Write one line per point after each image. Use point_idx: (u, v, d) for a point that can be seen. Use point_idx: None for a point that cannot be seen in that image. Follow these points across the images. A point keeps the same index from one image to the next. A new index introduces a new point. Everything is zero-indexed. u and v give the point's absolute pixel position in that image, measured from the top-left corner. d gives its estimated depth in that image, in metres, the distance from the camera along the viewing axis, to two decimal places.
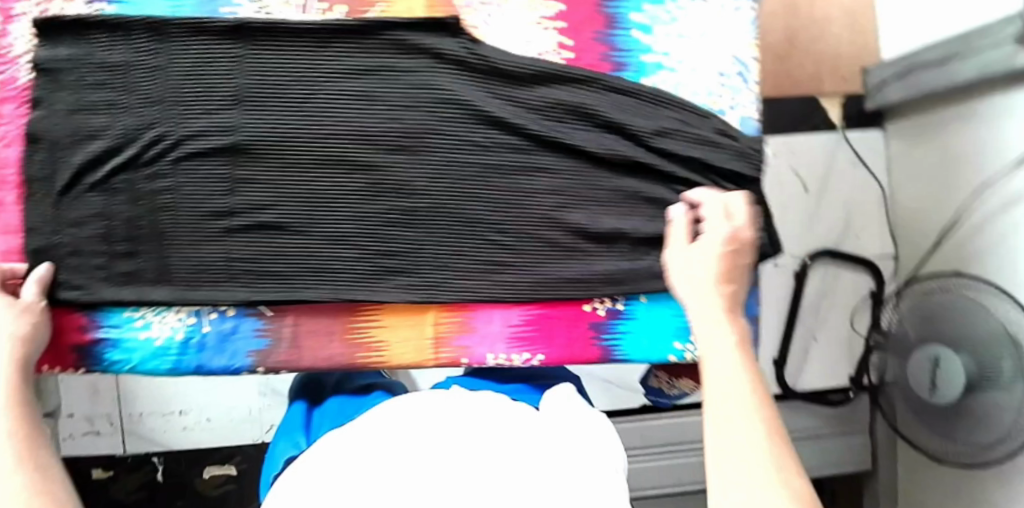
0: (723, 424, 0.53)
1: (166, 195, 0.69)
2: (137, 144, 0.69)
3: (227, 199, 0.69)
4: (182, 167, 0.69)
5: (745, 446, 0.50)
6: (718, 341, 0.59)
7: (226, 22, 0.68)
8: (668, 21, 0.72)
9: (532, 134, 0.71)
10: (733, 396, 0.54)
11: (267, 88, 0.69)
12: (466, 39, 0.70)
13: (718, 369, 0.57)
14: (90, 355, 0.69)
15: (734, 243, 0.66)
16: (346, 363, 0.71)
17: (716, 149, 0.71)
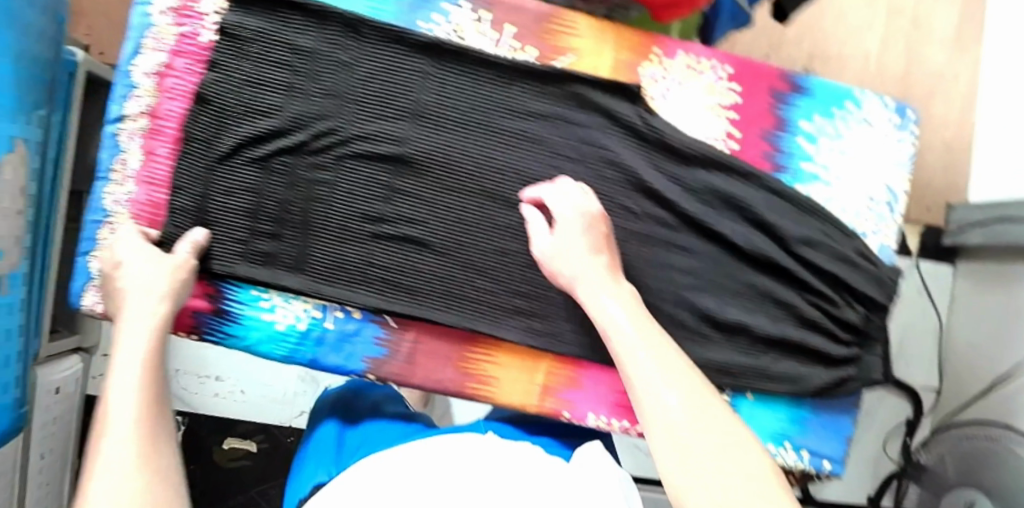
0: (672, 440, 0.55)
1: (324, 188, 0.70)
2: (307, 132, 0.69)
3: (382, 206, 0.70)
4: (345, 165, 0.70)
5: (710, 455, 0.53)
6: (631, 347, 0.61)
7: (424, 38, 0.69)
8: (835, 137, 0.74)
9: (684, 214, 0.71)
10: (673, 402, 0.57)
11: (445, 110, 0.70)
12: (643, 108, 0.70)
13: (648, 378, 0.59)
14: (209, 324, 0.70)
15: (595, 221, 0.67)
16: (454, 390, 0.72)
17: (854, 270, 0.73)
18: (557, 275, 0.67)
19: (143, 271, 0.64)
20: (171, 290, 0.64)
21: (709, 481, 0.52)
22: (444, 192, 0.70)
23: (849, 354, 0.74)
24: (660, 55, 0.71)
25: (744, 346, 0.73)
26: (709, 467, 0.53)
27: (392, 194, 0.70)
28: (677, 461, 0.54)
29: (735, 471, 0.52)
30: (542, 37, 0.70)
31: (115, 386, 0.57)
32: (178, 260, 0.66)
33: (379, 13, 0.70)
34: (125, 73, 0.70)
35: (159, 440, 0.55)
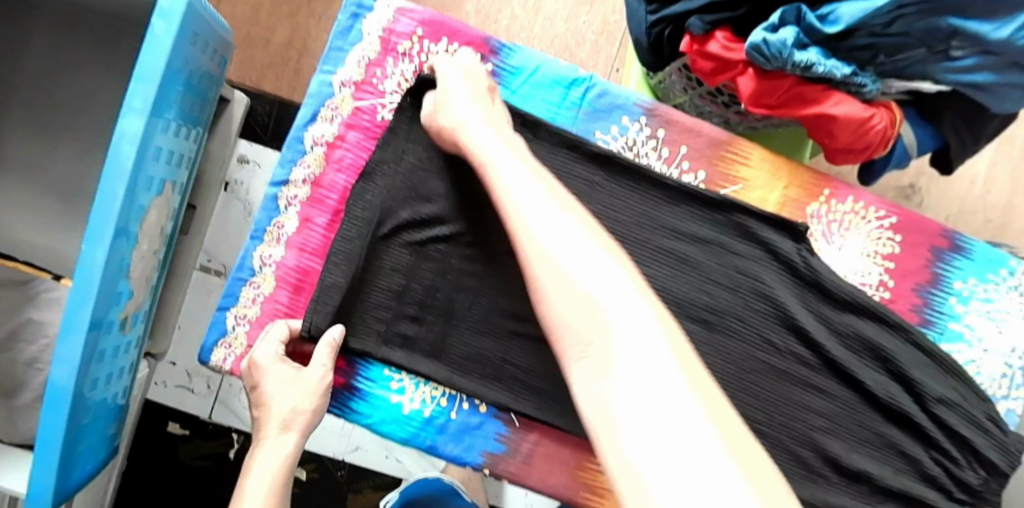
0: (582, 307, 0.49)
1: (472, 280, 0.69)
2: (465, 223, 0.69)
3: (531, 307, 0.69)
4: (496, 261, 0.69)
5: (589, 321, 0.48)
6: (521, 186, 0.57)
7: (599, 149, 0.69)
8: (984, 299, 0.74)
9: (827, 357, 0.71)
10: (596, 289, 0.49)
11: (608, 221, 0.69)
12: (804, 247, 0.70)
13: (562, 262, 0.51)
14: (336, 397, 0.70)
15: (478, 81, 0.66)
16: (567, 497, 0.72)
17: (983, 434, 0.72)
18: (443, 127, 0.64)
19: (284, 386, 0.65)
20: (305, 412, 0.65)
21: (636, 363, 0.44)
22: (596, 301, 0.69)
23: None
24: (829, 196, 0.72)
25: (862, 494, 0.72)
26: (591, 333, 0.47)
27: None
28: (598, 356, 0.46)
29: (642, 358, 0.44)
30: (713, 162, 0.72)
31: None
32: (316, 373, 0.65)
33: (557, 117, 0.72)
34: (296, 138, 0.70)
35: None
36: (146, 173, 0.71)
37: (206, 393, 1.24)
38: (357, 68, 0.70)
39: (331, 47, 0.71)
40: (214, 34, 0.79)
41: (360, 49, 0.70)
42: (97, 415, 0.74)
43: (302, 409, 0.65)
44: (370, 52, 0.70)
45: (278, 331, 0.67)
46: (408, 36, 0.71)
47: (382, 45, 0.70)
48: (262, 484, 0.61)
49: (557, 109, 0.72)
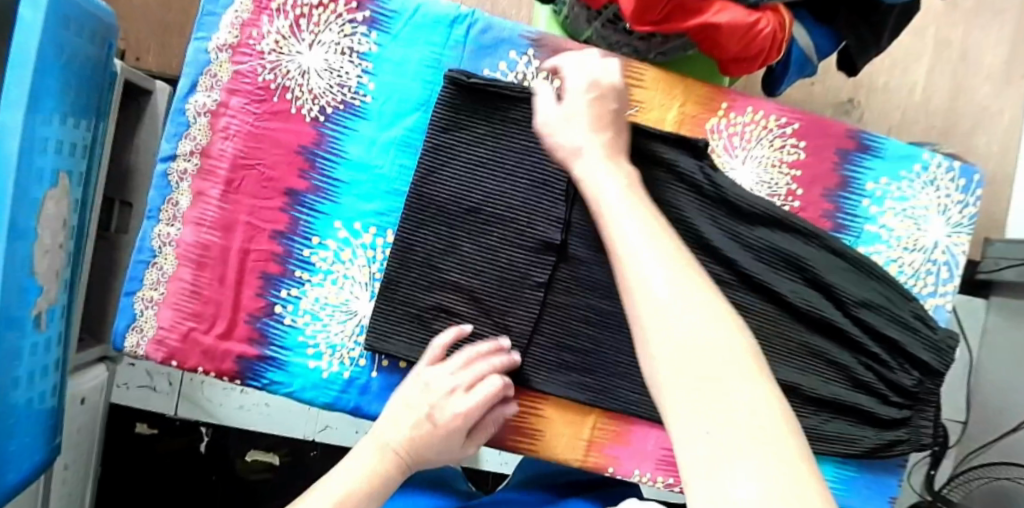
0: (670, 343, 0.40)
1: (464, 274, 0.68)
2: (456, 219, 0.68)
3: (498, 274, 0.68)
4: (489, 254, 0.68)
5: (695, 351, 0.39)
6: (634, 224, 0.49)
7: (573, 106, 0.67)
8: (898, 197, 0.73)
9: (742, 272, 0.69)
10: (689, 313, 0.41)
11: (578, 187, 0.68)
12: (707, 164, 0.70)
13: (643, 270, 0.45)
14: (249, 368, 0.69)
15: (603, 94, 0.61)
16: (497, 442, 0.71)
17: (912, 333, 0.70)
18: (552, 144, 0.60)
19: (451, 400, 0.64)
20: (426, 442, 0.63)
21: (730, 406, 0.36)
22: (524, 237, 0.68)
23: (900, 416, 0.71)
24: (727, 110, 0.71)
25: (795, 407, 0.70)
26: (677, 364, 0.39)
27: (491, 253, 0.68)
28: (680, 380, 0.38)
29: (740, 399, 0.36)
30: None
31: (306, 499, 0.57)
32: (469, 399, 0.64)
33: (443, 58, 0.70)
34: (178, 111, 0.69)
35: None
36: (38, 165, 0.69)
37: (169, 391, 1.25)
38: (230, 31, 0.68)
39: (203, 13, 0.69)
40: (91, 16, 0.75)
41: (232, 11, 0.68)
42: (26, 413, 0.73)
43: (429, 447, 0.63)
44: (243, 13, 0.68)
45: (493, 382, 0.65)
46: None
47: (254, 4, 0.68)
48: (348, 481, 0.59)
49: (440, 51, 0.70)
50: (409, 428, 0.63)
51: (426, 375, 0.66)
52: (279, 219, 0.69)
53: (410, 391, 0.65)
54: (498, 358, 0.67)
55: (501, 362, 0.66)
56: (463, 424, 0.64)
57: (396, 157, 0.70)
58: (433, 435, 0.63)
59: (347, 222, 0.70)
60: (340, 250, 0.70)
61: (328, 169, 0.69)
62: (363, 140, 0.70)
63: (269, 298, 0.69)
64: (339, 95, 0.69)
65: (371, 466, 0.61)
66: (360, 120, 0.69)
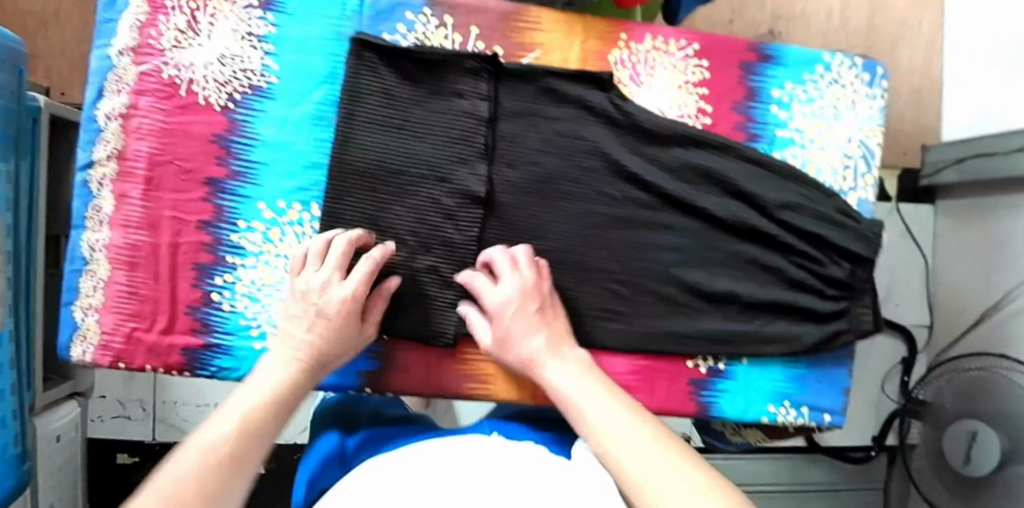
0: (629, 445, 0.55)
1: (400, 234, 0.69)
2: (383, 184, 0.68)
3: (428, 234, 0.69)
4: (421, 213, 0.69)
5: (640, 452, 0.54)
6: (572, 377, 0.62)
7: (480, 55, 0.69)
8: (805, 100, 0.75)
9: (663, 194, 0.72)
10: (613, 413, 0.58)
11: (501, 137, 0.70)
12: (615, 95, 0.71)
13: (597, 416, 0.58)
14: (197, 359, 0.70)
15: (530, 313, 0.65)
16: (453, 391, 0.72)
17: (837, 228, 0.72)
18: (500, 352, 0.66)
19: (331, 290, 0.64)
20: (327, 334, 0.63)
21: (659, 464, 0.53)
22: (454, 195, 0.69)
23: (837, 308, 0.73)
24: (628, 40, 0.73)
25: (733, 314, 0.74)
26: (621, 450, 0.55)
27: (419, 215, 0.69)
28: (628, 460, 0.54)
29: (659, 471, 0.52)
30: (508, 35, 0.71)
31: (217, 417, 0.54)
32: (353, 286, 0.64)
33: (342, 29, 0.70)
34: (89, 118, 0.69)
35: (229, 484, 0.50)
36: None
37: (144, 417, 1.26)
38: (130, 34, 0.69)
39: (100, 20, 0.69)
40: None
41: (129, 14, 0.69)
42: None
43: (331, 342, 0.63)
44: (139, 15, 0.69)
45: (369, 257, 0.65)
46: None
47: (149, 3, 0.69)
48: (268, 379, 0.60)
49: (338, 22, 0.70)
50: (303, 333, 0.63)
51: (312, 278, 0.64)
52: (204, 210, 0.70)
53: (291, 304, 0.65)
54: (376, 254, 0.65)
55: (377, 256, 0.65)
56: (353, 306, 0.64)
57: (309, 133, 0.70)
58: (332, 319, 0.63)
59: (270, 203, 0.70)
60: (268, 230, 0.70)
61: (244, 153, 0.70)
62: (274, 120, 0.70)
63: (205, 287, 0.70)
64: (244, 80, 0.69)
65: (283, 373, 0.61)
66: (269, 101, 0.70)
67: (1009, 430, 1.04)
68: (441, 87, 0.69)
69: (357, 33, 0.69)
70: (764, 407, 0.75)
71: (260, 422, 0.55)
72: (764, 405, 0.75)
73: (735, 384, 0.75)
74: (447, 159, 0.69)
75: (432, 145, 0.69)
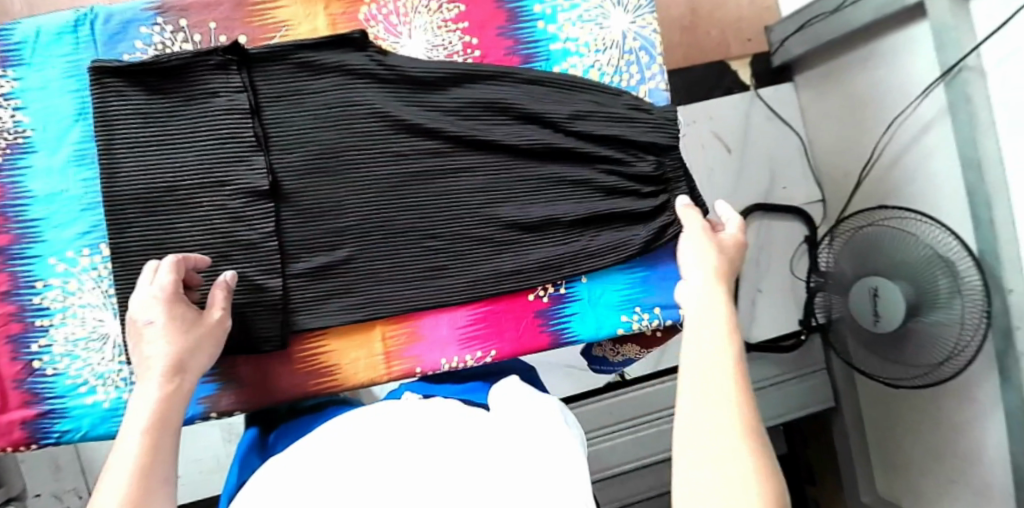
0: (694, 391, 0.52)
1: (193, 249, 0.67)
2: (162, 203, 0.66)
3: (223, 241, 0.67)
4: (208, 222, 0.67)
5: (710, 403, 0.51)
6: (706, 306, 0.59)
7: (222, 48, 0.67)
8: (569, 8, 0.74)
9: (452, 137, 0.71)
10: (716, 373, 0.53)
11: (270, 124, 0.68)
12: (373, 52, 0.69)
13: (698, 345, 0.56)
14: (38, 429, 0.68)
15: (725, 266, 0.64)
16: (298, 394, 0.70)
17: (632, 124, 0.73)
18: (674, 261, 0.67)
19: (144, 294, 0.58)
20: (191, 349, 0.57)
21: (715, 455, 0.48)
22: (237, 195, 0.67)
23: (656, 204, 0.74)
24: None
25: (560, 237, 0.73)
26: (685, 414, 0.51)
27: (206, 223, 0.67)
28: (685, 431, 0.50)
29: (711, 429, 0.49)
30: (247, 21, 0.69)
31: (113, 460, 0.49)
32: (165, 279, 0.59)
33: (81, 62, 0.68)
34: None
35: (152, 504, 0.48)
36: None
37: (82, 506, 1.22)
38: None
39: None
40: None
41: None
42: None
43: (190, 334, 0.58)
44: None
45: (168, 261, 0.60)
46: None
47: None
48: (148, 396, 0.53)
49: (75, 57, 0.68)
50: (160, 345, 0.56)
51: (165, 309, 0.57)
52: (0, 281, 0.68)
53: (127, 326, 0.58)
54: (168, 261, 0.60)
55: (170, 261, 0.60)
56: (178, 296, 0.59)
57: (78, 174, 0.68)
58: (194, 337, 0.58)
59: (60, 255, 0.68)
60: (66, 283, 0.68)
61: (21, 214, 0.68)
62: (41, 172, 0.68)
63: (24, 357, 0.68)
64: (0, 141, 0.67)
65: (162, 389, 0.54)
66: (30, 154, 0.68)
67: (909, 277, 1.03)
68: (194, 92, 0.67)
69: (95, 60, 0.67)
70: (616, 319, 0.74)
71: (155, 442, 0.51)
72: (617, 317, 0.75)
73: (580, 305, 0.75)
74: (222, 160, 0.67)
75: (205, 152, 0.67)
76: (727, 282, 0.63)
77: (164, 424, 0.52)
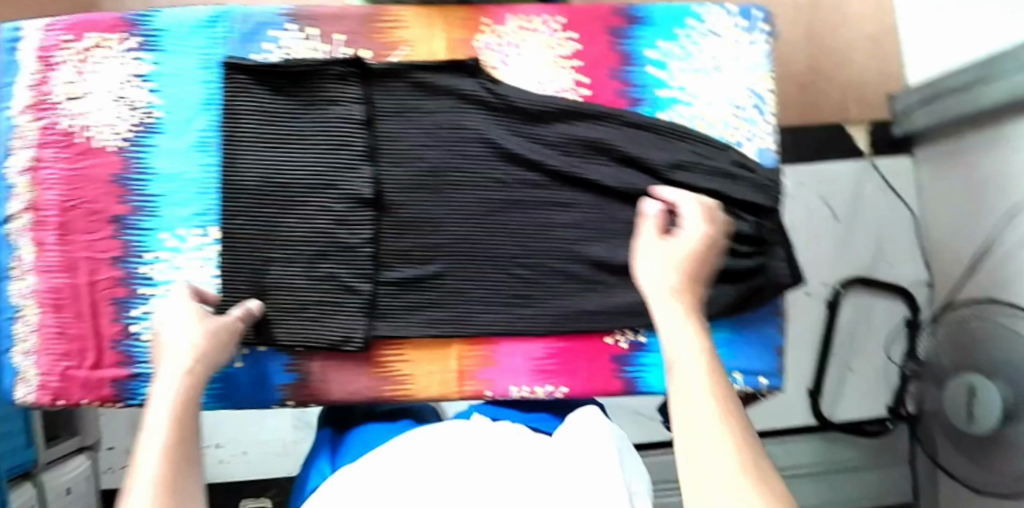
0: (678, 401, 0.50)
1: (301, 244, 0.72)
2: (276, 199, 0.72)
3: (326, 242, 0.72)
4: (314, 222, 0.72)
5: (690, 402, 0.50)
6: (670, 316, 0.58)
7: (347, 60, 0.71)
8: (683, 56, 0.73)
9: (552, 171, 0.72)
10: (697, 392, 0.50)
11: (382, 138, 0.72)
12: (485, 80, 0.72)
13: (675, 355, 0.54)
14: (125, 389, 0.73)
15: (697, 253, 0.63)
16: (372, 396, 0.73)
17: (734, 181, 0.71)
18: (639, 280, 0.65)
19: (171, 312, 0.64)
20: (203, 347, 0.60)
21: (714, 478, 0.44)
22: (346, 199, 0.72)
23: (752, 264, 0.72)
24: (491, 24, 0.73)
25: None
26: (681, 442, 0.48)
27: (314, 223, 0.72)
28: (686, 461, 0.46)
29: (705, 430, 0.47)
30: (371, 37, 0.72)
31: (139, 463, 0.50)
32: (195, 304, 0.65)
33: (215, 55, 0.73)
34: (2, 177, 0.75)
35: (182, 487, 0.49)
36: None
37: None
38: (27, 93, 0.75)
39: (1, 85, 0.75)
40: None
41: (25, 76, 0.75)
42: None
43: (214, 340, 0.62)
44: (34, 75, 0.74)
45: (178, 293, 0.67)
46: (57, 45, 0.74)
47: (41, 63, 0.74)
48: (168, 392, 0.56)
49: (209, 51, 0.73)
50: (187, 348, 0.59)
51: (171, 324, 0.62)
52: (113, 247, 0.73)
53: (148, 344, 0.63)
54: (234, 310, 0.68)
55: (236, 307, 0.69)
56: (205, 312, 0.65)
57: (198, 159, 0.72)
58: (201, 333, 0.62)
59: (172, 231, 0.73)
60: (172, 258, 0.73)
61: (140, 188, 0.73)
62: (164, 152, 0.73)
63: (123, 320, 0.73)
64: (133, 119, 0.73)
65: (177, 389, 0.56)
66: (157, 134, 0.73)
67: (1008, 379, 0.96)
68: (315, 98, 0.71)
69: (228, 59, 0.72)
70: None
71: (179, 431, 0.53)
72: None
73: (656, 357, 0.74)
74: (333, 166, 0.72)
75: (320, 155, 0.72)
76: (694, 286, 0.61)
77: (185, 417, 0.54)
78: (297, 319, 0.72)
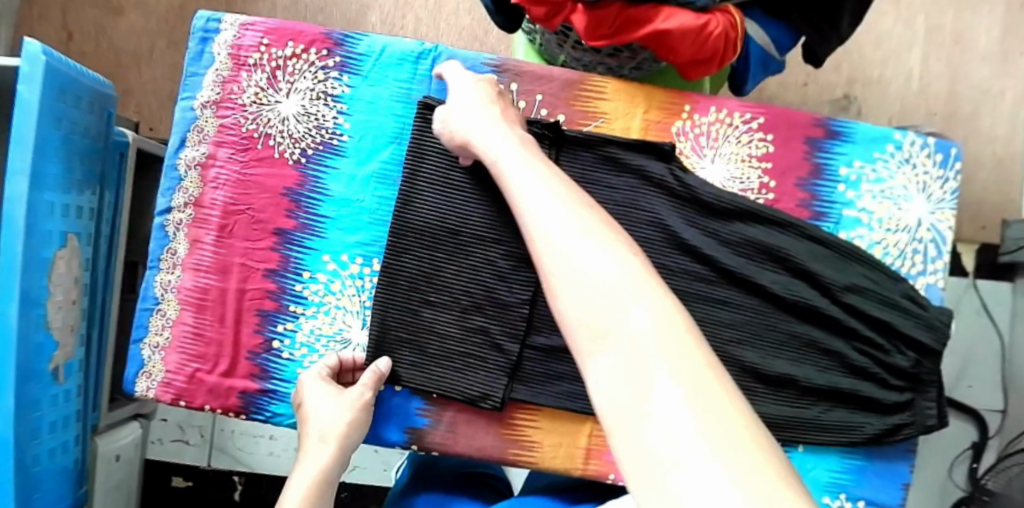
0: (575, 280, 0.45)
1: (459, 291, 0.70)
2: (444, 243, 0.70)
3: (482, 295, 0.71)
4: (478, 272, 0.70)
5: (607, 294, 0.42)
6: (535, 194, 0.54)
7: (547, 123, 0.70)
8: (874, 180, 0.73)
9: (723, 269, 0.70)
10: (600, 273, 0.44)
11: None
12: (676, 166, 0.71)
13: (549, 224, 0.50)
14: (254, 404, 0.72)
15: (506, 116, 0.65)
16: (497, 457, 0.72)
17: (904, 315, 0.70)
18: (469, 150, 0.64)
19: (321, 392, 0.67)
20: (343, 431, 0.66)
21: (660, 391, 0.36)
22: (514, 258, 0.70)
23: (901, 399, 0.70)
24: (690, 112, 0.73)
25: (792, 399, 0.71)
26: (587, 314, 0.42)
27: (476, 273, 0.70)
28: (615, 370, 0.39)
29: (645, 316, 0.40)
30: (570, 103, 0.73)
31: None
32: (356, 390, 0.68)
33: (412, 92, 0.73)
34: (171, 166, 0.73)
35: None
36: (45, 228, 0.73)
37: (201, 443, 1.29)
38: (213, 88, 0.73)
39: (188, 74, 0.74)
40: (88, 88, 0.79)
41: (213, 70, 0.73)
42: (45, 462, 0.75)
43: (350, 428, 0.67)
44: (223, 71, 0.73)
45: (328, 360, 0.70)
46: (256, 47, 0.73)
47: (233, 61, 0.73)
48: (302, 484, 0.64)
49: (409, 85, 0.73)
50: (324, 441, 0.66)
51: (314, 398, 0.67)
52: (271, 258, 0.72)
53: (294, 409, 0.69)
54: (367, 376, 0.69)
55: (371, 371, 0.69)
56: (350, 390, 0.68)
57: (375, 190, 0.73)
58: (338, 413, 0.66)
59: (335, 255, 0.73)
60: (330, 281, 0.72)
61: (312, 207, 0.72)
62: (343, 177, 0.73)
63: (267, 334, 0.72)
64: (318, 137, 0.73)
65: (318, 467, 0.65)
66: (340, 158, 0.73)
67: None
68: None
69: (425, 97, 0.71)
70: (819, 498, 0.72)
71: None
72: (817, 496, 0.73)
73: None
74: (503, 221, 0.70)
75: (497, 210, 0.70)
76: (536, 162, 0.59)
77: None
78: (441, 368, 0.71)
